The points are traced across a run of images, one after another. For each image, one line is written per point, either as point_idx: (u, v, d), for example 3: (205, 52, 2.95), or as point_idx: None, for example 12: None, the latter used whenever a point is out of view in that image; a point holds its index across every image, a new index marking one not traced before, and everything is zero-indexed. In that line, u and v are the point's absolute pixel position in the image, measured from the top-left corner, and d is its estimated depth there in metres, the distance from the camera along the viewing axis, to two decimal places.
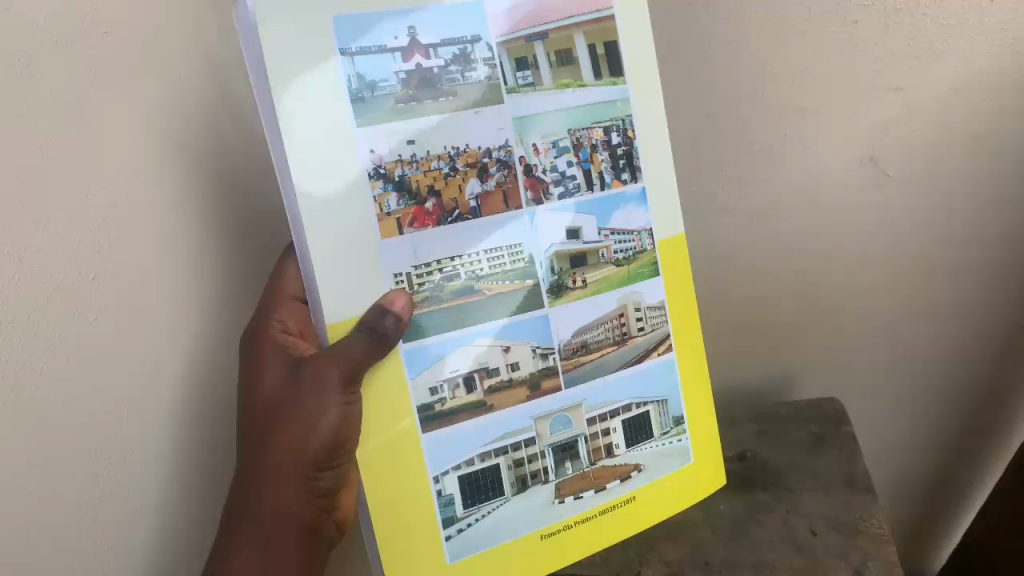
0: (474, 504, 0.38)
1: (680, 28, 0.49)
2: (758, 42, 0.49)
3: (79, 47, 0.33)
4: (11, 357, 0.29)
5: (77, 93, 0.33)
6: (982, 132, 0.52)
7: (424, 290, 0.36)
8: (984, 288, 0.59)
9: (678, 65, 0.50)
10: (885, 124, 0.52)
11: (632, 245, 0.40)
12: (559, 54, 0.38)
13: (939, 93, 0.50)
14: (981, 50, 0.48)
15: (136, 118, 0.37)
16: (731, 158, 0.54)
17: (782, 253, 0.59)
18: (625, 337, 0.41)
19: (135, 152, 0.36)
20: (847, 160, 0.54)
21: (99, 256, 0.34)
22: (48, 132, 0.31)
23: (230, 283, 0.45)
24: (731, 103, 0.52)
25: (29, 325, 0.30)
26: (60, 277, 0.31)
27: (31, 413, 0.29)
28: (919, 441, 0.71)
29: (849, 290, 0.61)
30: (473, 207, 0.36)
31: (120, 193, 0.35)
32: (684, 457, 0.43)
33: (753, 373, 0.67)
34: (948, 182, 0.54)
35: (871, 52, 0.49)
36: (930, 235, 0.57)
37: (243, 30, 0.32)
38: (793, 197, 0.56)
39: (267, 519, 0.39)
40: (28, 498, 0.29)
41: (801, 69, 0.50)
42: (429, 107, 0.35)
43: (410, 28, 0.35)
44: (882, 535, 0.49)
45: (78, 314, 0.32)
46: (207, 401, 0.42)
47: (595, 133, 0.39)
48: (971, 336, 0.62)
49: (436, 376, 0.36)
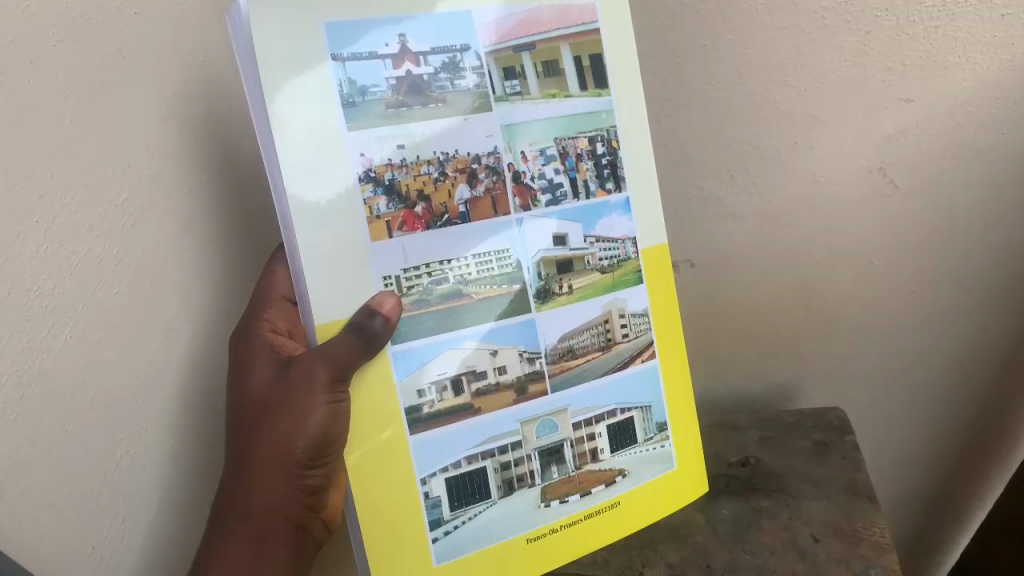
0: (461, 506, 0.38)
1: (694, 34, 0.49)
2: (771, 50, 0.50)
3: (97, 44, 0.34)
4: (26, 341, 0.29)
5: (93, 89, 0.33)
6: (991, 145, 0.52)
7: (413, 293, 0.36)
8: (989, 300, 0.59)
9: (689, 72, 0.51)
10: (894, 134, 0.52)
11: (618, 253, 0.41)
12: (546, 65, 0.38)
13: (948, 104, 0.51)
14: (991, 64, 0.49)
15: (153, 115, 0.37)
16: (740, 164, 0.55)
17: (789, 259, 0.59)
18: (610, 343, 0.41)
19: (149, 151, 0.37)
20: (855, 169, 0.54)
21: (111, 254, 0.34)
22: (68, 131, 0.32)
23: (237, 283, 0.46)
24: (742, 110, 0.52)
25: (41, 319, 0.30)
26: (73, 269, 0.32)
27: (39, 405, 0.30)
28: (921, 452, 0.70)
29: (855, 298, 0.61)
30: (462, 212, 0.37)
31: (133, 192, 0.36)
32: (667, 463, 0.44)
33: (759, 381, 0.67)
34: (955, 194, 0.54)
35: (882, 62, 0.50)
36: (936, 245, 0.57)
37: (235, 36, 0.33)
38: (798, 205, 0.56)
39: (256, 517, 0.39)
40: (36, 483, 0.30)
41: (812, 76, 0.51)
42: (419, 113, 0.36)
43: (400, 36, 0.35)
44: (883, 543, 0.49)
45: (90, 310, 0.33)
46: (212, 396, 0.42)
47: (580, 142, 0.40)
48: (977, 348, 0.62)
49: (423, 379, 0.37)
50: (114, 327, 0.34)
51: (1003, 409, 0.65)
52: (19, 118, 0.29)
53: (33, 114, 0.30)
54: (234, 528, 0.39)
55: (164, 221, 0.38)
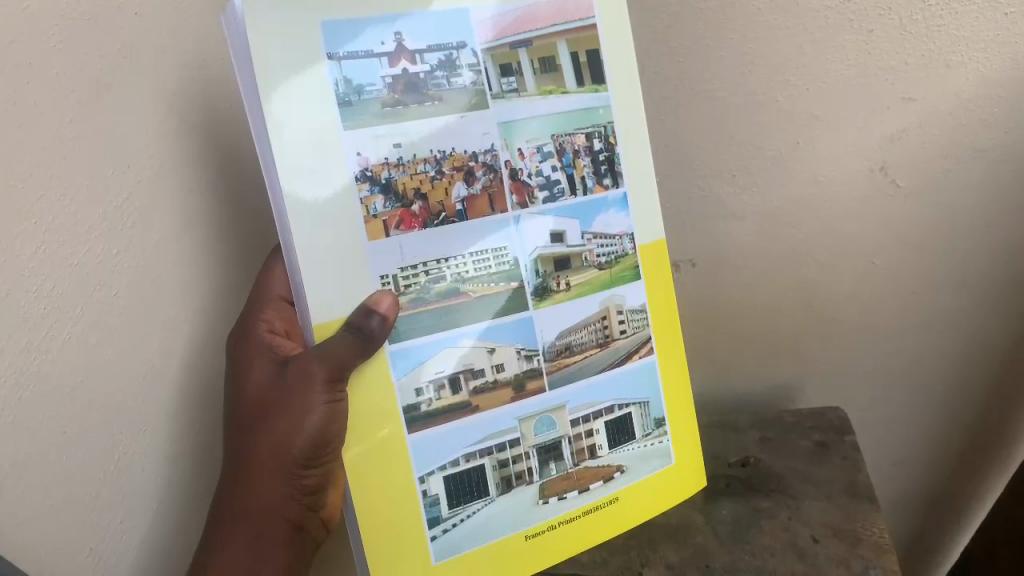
0: (459, 504, 0.38)
1: (696, 34, 0.50)
2: (774, 50, 0.50)
3: (97, 44, 0.34)
4: (24, 344, 0.29)
5: (93, 91, 0.33)
6: (993, 145, 0.52)
7: (411, 292, 0.36)
8: (991, 300, 0.59)
9: (691, 73, 0.51)
10: (895, 134, 0.53)
11: (615, 249, 0.41)
12: (542, 62, 0.38)
13: (950, 103, 0.51)
14: (993, 63, 0.49)
15: (153, 116, 0.37)
16: (741, 164, 0.55)
17: (789, 259, 0.59)
18: (607, 339, 0.41)
19: (149, 153, 0.37)
20: (856, 169, 0.54)
21: (111, 257, 0.34)
22: (68, 133, 0.32)
23: (237, 284, 0.46)
24: (746, 110, 0.52)
25: (39, 320, 0.30)
26: (73, 272, 0.32)
27: (38, 407, 0.30)
28: (922, 452, 0.70)
29: (855, 297, 0.61)
30: (460, 210, 0.37)
31: (133, 195, 0.36)
32: (665, 458, 0.44)
33: (760, 380, 0.67)
34: (956, 194, 0.55)
35: (884, 61, 0.50)
36: (938, 245, 0.57)
37: (232, 35, 0.33)
38: (799, 204, 0.56)
39: (254, 517, 0.39)
40: (33, 485, 0.30)
41: (814, 76, 0.51)
42: (416, 111, 0.36)
43: (397, 34, 0.35)
44: (883, 544, 0.49)
45: (90, 313, 0.33)
46: (212, 397, 0.42)
47: (577, 139, 0.40)
48: (978, 349, 0.62)
49: (421, 377, 0.37)
50: (113, 328, 0.34)
51: (1004, 410, 0.65)
52: (17, 118, 0.29)
53: (32, 115, 0.30)
54: (231, 529, 0.39)
55: (164, 222, 0.38)
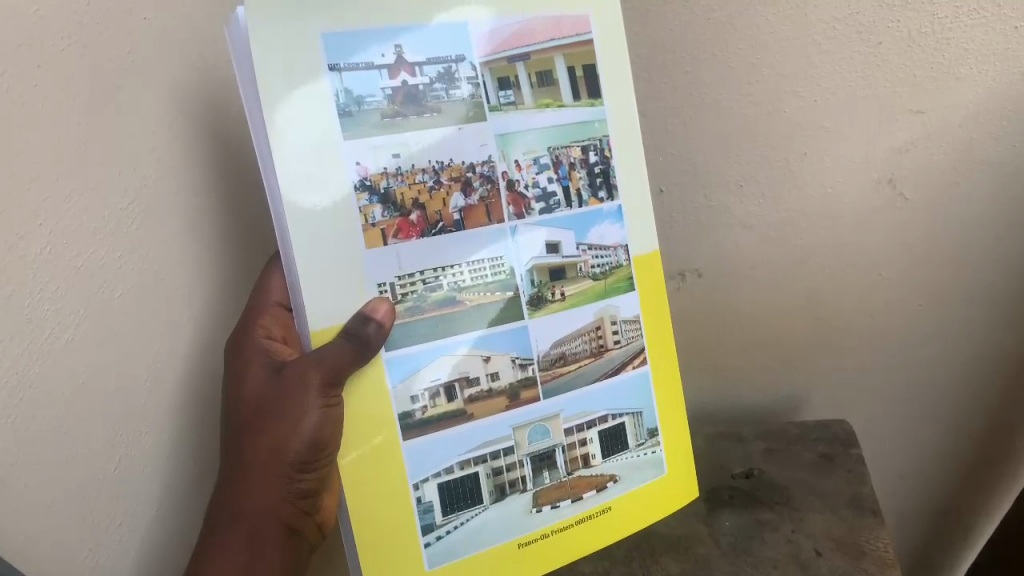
0: (453, 511, 0.38)
1: (701, 45, 0.50)
2: (782, 60, 0.50)
3: (104, 52, 0.34)
4: (31, 342, 0.30)
5: (99, 97, 0.34)
6: (1002, 158, 0.52)
7: (408, 299, 0.37)
8: (1000, 314, 0.59)
9: (696, 85, 0.52)
10: (904, 147, 0.53)
11: (610, 260, 0.42)
12: (540, 76, 0.39)
13: (960, 117, 0.51)
14: (1002, 76, 0.49)
15: (160, 123, 0.38)
16: (749, 174, 0.55)
17: (795, 270, 0.60)
18: (602, 349, 0.42)
19: (155, 157, 0.38)
20: (862, 182, 0.55)
21: (116, 259, 0.35)
22: (75, 137, 0.32)
23: (237, 287, 0.46)
24: (753, 120, 0.53)
25: (46, 319, 0.31)
26: (79, 275, 0.33)
27: (43, 404, 0.30)
28: (929, 467, 0.70)
29: (862, 307, 0.61)
30: (456, 220, 0.37)
31: (138, 197, 0.36)
32: (658, 468, 0.44)
33: (765, 392, 0.67)
34: (966, 206, 0.55)
35: (893, 74, 0.50)
36: (945, 259, 0.57)
37: (234, 44, 0.33)
38: (805, 216, 0.57)
39: (251, 520, 0.40)
40: (37, 481, 0.30)
41: (822, 88, 0.51)
42: (414, 122, 0.36)
43: (397, 46, 0.36)
44: (888, 558, 0.49)
45: (98, 317, 0.33)
46: (210, 401, 0.43)
47: (572, 151, 0.40)
48: (988, 362, 0.62)
49: (416, 385, 0.37)
50: (118, 327, 0.35)
51: (1012, 424, 0.64)
52: (27, 121, 0.30)
53: (41, 119, 0.31)
54: (227, 531, 0.39)
55: (168, 226, 0.39)
